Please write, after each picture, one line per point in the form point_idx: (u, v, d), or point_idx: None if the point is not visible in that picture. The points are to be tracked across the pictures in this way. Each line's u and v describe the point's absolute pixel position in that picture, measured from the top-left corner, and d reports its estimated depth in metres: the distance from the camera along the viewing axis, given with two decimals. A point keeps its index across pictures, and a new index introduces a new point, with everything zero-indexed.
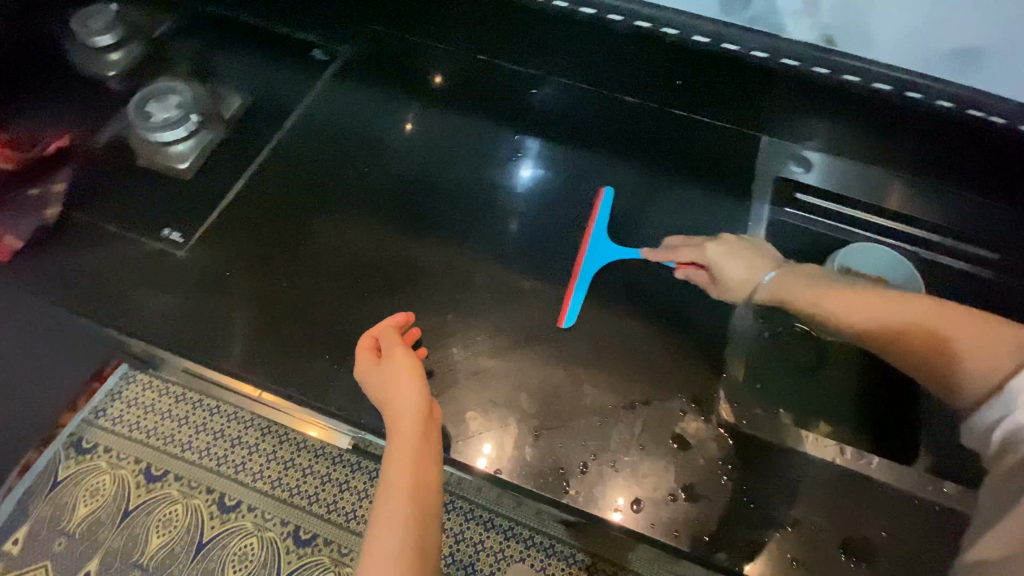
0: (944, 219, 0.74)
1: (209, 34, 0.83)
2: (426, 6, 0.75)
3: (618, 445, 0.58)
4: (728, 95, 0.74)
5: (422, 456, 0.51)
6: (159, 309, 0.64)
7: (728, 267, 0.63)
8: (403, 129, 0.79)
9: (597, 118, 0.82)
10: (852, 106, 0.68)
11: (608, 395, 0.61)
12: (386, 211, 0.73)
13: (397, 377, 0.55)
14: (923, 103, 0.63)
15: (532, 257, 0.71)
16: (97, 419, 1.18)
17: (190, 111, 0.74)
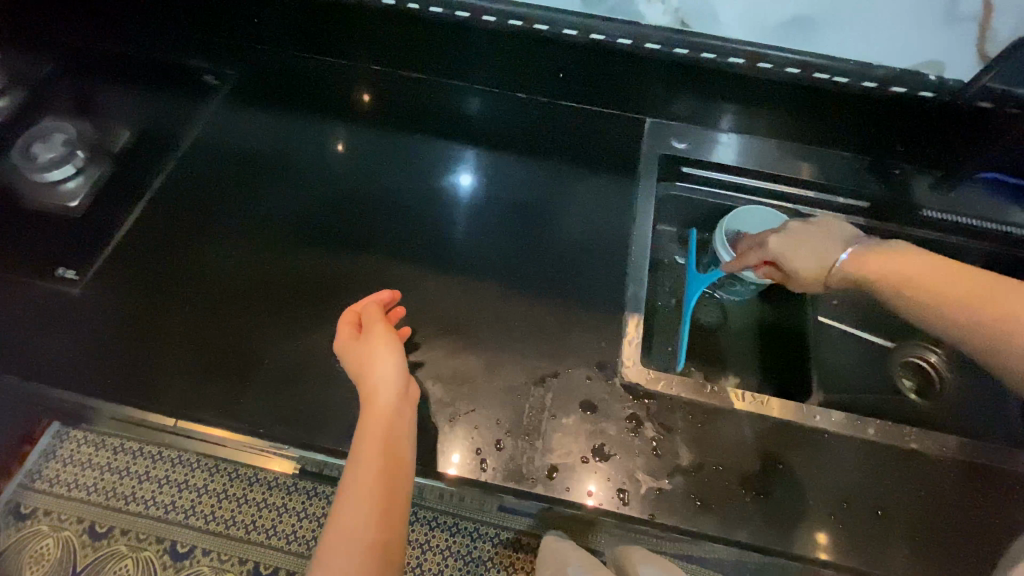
0: (818, 174, 0.80)
1: (95, 69, 0.82)
2: (322, 27, 0.77)
3: (531, 418, 0.59)
4: (608, 81, 0.78)
5: (396, 425, 0.54)
6: (60, 350, 0.62)
7: (798, 259, 0.64)
8: (334, 147, 0.79)
9: (510, 116, 0.84)
10: (718, 80, 0.73)
11: (519, 372, 0.62)
12: (286, 222, 0.73)
13: (378, 350, 0.57)
14: (775, 72, 0.69)
15: (437, 250, 0.72)
16: (33, 482, 1.17)
17: (77, 147, 0.73)
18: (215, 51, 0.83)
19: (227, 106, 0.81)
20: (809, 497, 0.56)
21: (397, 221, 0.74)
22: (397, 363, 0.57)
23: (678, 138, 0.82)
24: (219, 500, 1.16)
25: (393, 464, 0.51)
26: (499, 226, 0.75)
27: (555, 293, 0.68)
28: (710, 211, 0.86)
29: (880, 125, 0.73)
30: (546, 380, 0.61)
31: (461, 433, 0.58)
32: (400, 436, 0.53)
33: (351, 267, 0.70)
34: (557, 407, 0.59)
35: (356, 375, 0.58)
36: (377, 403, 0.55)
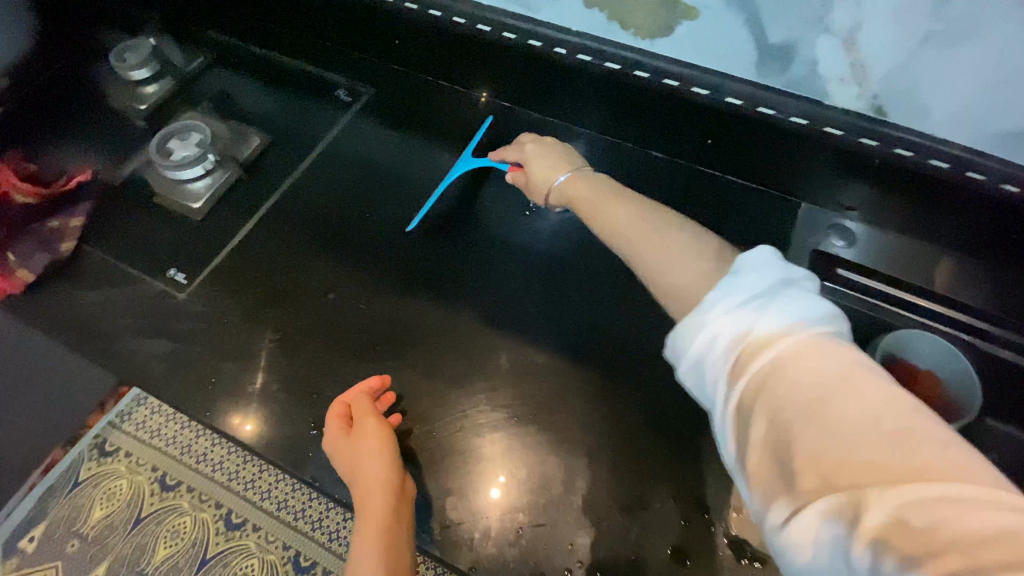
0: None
1: (239, 67, 0.83)
2: (459, 55, 0.73)
3: (606, 552, 0.53)
4: (764, 157, 0.68)
5: (390, 545, 0.51)
6: (157, 355, 0.64)
7: (539, 167, 0.62)
8: (441, 173, 0.75)
9: (637, 173, 0.76)
10: (905, 181, 0.61)
11: (603, 493, 0.56)
12: (388, 257, 0.70)
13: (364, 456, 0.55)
14: (986, 185, 0.55)
15: (537, 317, 0.65)
16: (121, 422, 1.26)
17: (208, 148, 0.73)
18: (347, 62, 0.82)
19: (350, 121, 0.79)
20: None
21: (497, 270, 0.68)
22: (384, 470, 0.54)
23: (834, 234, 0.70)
24: (277, 481, 1.19)
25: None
26: (610, 298, 0.65)
27: (657, 398, 0.59)
28: None
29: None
30: (634, 510, 0.55)
31: (532, 553, 0.54)
32: (399, 558, 0.51)
33: (441, 319, 0.65)
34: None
35: (347, 480, 0.55)
36: (367, 521, 0.52)
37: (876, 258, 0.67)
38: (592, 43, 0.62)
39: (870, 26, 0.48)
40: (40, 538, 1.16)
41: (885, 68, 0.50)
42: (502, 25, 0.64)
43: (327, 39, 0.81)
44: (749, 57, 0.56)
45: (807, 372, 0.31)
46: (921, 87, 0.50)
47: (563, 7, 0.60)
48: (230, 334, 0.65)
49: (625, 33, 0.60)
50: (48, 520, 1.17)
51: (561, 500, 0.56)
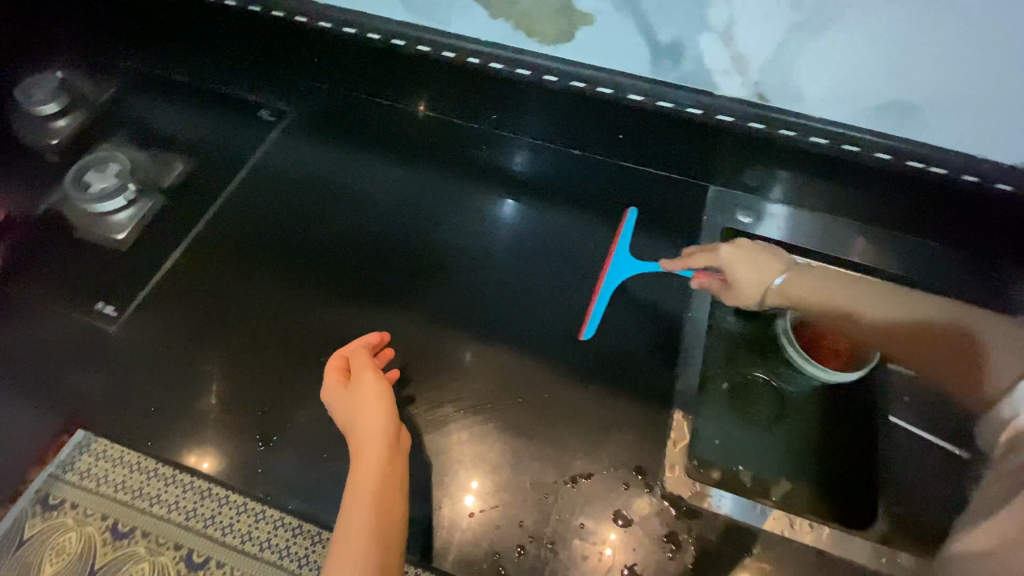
0: (910, 271, 0.70)
1: (157, 94, 0.83)
2: (378, 72, 0.75)
3: (557, 523, 0.54)
4: (677, 146, 0.73)
5: (386, 483, 0.50)
6: (90, 388, 0.63)
7: (742, 275, 0.64)
8: (379, 189, 0.77)
9: (580, 175, 0.79)
10: (794, 156, 0.67)
11: (548, 468, 0.58)
12: (337, 274, 0.71)
13: (367, 396, 0.55)
14: (861, 155, 0.62)
15: (474, 314, 0.68)
16: None
17: (128, 179, 0.73)
18: (270, 83, 0.82)
19: (278, 142, 0.80)
20: None
21: (435, 274, 0.71)
22: (383, 415, 0.54)
23: (740, 211, 0.75)
24: None
25: (383, 530, 0.47)
26: (548, 289, 0.70)
27: (596, 379, 0.63)
28: None
29: (976, 223, 0.65)
30: (577, 480, 0.57)
31: (483, 533, 0.54)
32: (390, 496, 0.50)
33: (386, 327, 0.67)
34: (588, 514, 0.55)
35: (344, 430, 0.55)
36: (366, 461, 0.52)
37: (797, 234, 0.74)
38: (501, 52, 0.65)
39: (742, 19, 0.53)
40: None
41: (761, 58, 0.57)
42: (414, 39, 0.67)
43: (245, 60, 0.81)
44: (643, 57, 0.61)
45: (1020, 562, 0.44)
46: (795, 72, 0.57)
47: (471, 19, 0.63)
48: (167, 362, 0.64)
49: (532, 41, 0.64)
50: None
51: (510, 481, 0.57)
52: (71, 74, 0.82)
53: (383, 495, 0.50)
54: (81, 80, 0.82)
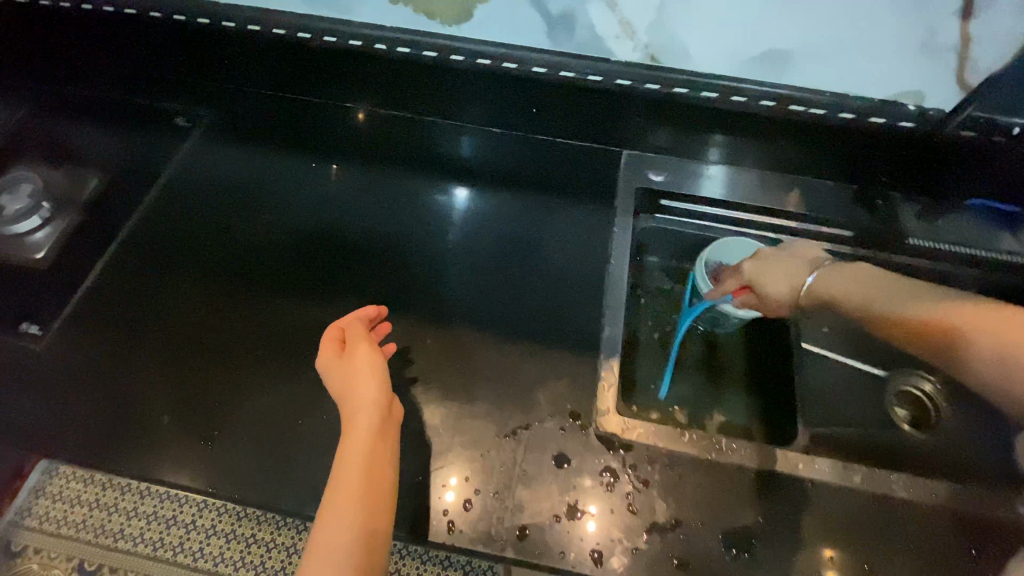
0: (810, 208, 0.77)
1: (66, 112, 0.81)
2: (292, 69, 0.76)
3: (501, 474, 0.57)
4: (589, 117, 0.76)
5: (376, 452, 0.54)
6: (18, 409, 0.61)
7: (767, 287, 0.66)
8: (331, 190, 0.78)
9: (517, 161, 0.82)
10: (691, 112, 0.71)
11: (489, 425, 0.60)
12: (281, 275, 0.71)
13: (366, 369, 0.58)
14: (749, 105, 0.67)
15: (409, 292, 0.71)
16: (22, 519, 1.15)
17: (43, 198, 0.72)
18: (185, 91, 0.82)
19: (199, 149, 0.80)
20: (787, 550, 0.54)
21: (369, 259, 0.73)
22: (377, 388, 0.57)
23: (653, 169, 0.80)
24: (207, 536, 1.12)
25: (373, 495, 0.51)
26: (490, 258, 0.74)
27: (529, 340, 0.67)
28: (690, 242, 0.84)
29: (860, 151, 0.71)
30: (517, 433, 0.59)
31: (430, 493, 0.56)
32: (381, 463, 0.53)
33: (323, 317, 0.68)
34: (529, 462, 0.58)
35: (337, 396, 0.58)
36: (357, 431, 0.55)
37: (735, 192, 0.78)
38: (406, 36, 0.67)
39: None
40: None
41: (645, 21, 0.61)
42: (319, 30, 0.68)
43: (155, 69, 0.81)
44: (540, 30, 0.65)
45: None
46: (678, 29, 0.61)
47: (373, 6, 0.65)
48: (100, 372, 0.63)
49: (434, 23, 0.66)
50: None
51: (454, 443, 0.59)
52: None
53: (375, 463, 0.53)
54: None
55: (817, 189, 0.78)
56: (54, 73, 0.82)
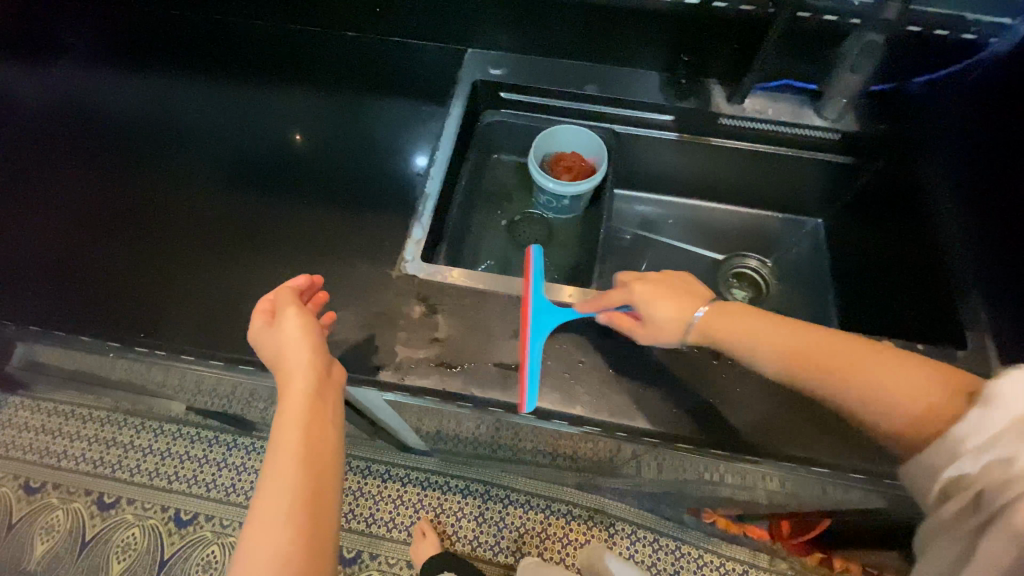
0: (778, 120, 0.77)
1: (46, 58, 0.86)
2: (267, 9, 0.84)
3: (477, 347, 0.60)
4: (549, 33, 0.78)
5: (316, 418, 0.52)
6: (7, 313, 0.64)
7: (658, 308, 0.57)
8: (280, 132, 0.79)
9: (515, 77, 0.80)
10: (644, 21, 0.73)
11: (460, 307, 0.62)
12: (277, 184, 0.74)
13: (733, 327, 0.55)
14: (704, 7, 0.69)
15: (376, 198, 0.72)
16: (42, 458, 1.34)
17: (35, 137, 0.79)
18: (164, 31, 0.87)
19: (160, 74, 0.84)
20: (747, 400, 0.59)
21: (339, 168, 0.75)
22: (309, 351, 0.54)
23: (589, 82, 0.80)
24: (221, 468, 1.33)
25: (315, 460, 0.50)
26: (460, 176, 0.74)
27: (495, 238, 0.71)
28: (657, 155, 0.86)
29: (800, 58, 0.73)
30: (486, 310, 0.63)
31: (423, 360, 0.59)
32: (321, 435, 0.52)
33: (276, 224, 0.70)
34: (498, 333, 0.61)
35: (270, 364, 0.56)
36: (292, 396, 0.52)
37: (749, 107, 0.78)
38: None
39: None
40: None
41: None
42: None
43: (144, 10, 0.89)
44: None
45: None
46: None
47: None
48: (50, 288, 0.65)
49: None
50: (207, 520, 1.28)
51: (430, 321, 0.62)
52: None
53: (314, 429, 0.52)
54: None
55: (788, 97, 0.78)
56: (62, 19, 0.89)
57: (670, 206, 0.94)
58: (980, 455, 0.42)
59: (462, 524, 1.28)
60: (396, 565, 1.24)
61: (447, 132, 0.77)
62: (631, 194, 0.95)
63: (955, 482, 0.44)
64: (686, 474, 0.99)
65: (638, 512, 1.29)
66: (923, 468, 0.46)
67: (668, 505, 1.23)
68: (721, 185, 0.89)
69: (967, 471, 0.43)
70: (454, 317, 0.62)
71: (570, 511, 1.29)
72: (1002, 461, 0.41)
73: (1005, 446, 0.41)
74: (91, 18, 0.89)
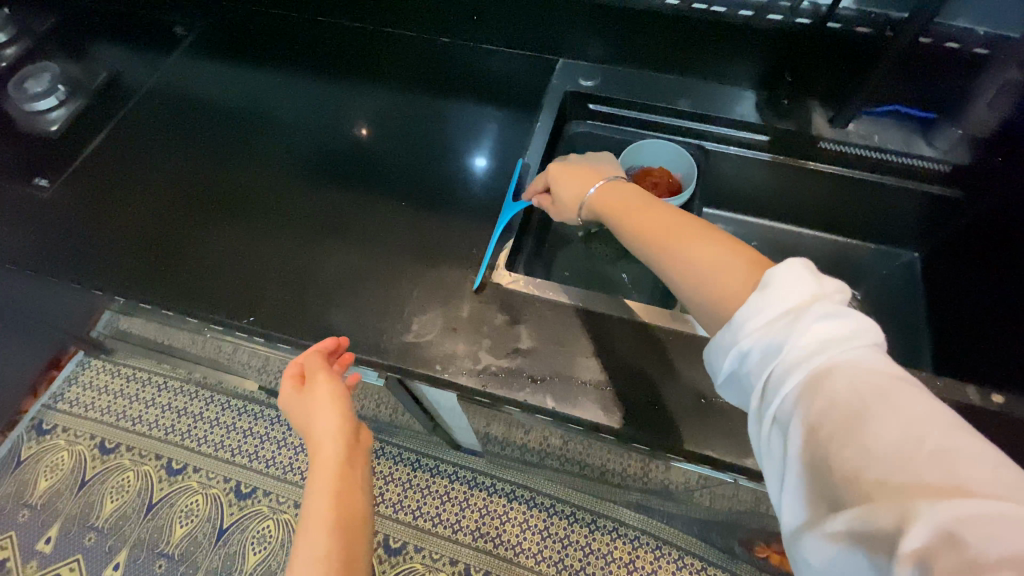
0: (884, 146, 0.73)
1: (160, 53, 0.92)
2: (366, 14, 0.87)
3: (557, 360, 0.60)
4: (644, 46, 0.77)
5: (343, 484, 0.51)
6: (117, 289, 0.68)
7: (562, 184, 0.61)
8: (365, 130, 0.81)
9: (605, 87, 0.80)
10: (745, 39, 0.71)
11: (540, 318, 0.63)
12: (367, 182, 0.76)
13: (621, 204, 0.54)
14: (815, 28, 0.67)
15: (461, 203, 0.73)
16: (118, 421, 1.44)
17: (147, 126, 0.84)
18: (266, 31, 0.92)
19: (261, 72, 0.88)
20: None
21: (425, 170, 0.77)
22: (337, 416, 0.54)
23: (681, 96, 0.78)
24: (279, 446, 1.39)
25: (345, 529, 0.48)
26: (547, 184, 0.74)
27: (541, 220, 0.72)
28: (745, 174, 0.83)
29: (913, 82, 0.69)
30: (566, 323, 0.62)
31: (506, 369, 0.60)
32: (352, 502, 0.50)
33: (369, 221, 0.72)
34: (578, 348, 0.61)
35: (301, 434, 0.56)
36: (322, 463, 0.52)
37: (853, 132, 0.74)
38: None
39: None
40: (126, 561, 1.28)
41: None
42: None
43: (250, 11, 0.93)
44: None
45: (845, 384, 0.34)
46: None
47: None
48: (156, 269, 0.70)
49: None
50: (264, 496, 1.33)
51: (511, 330, 0.62)
52: (95, 43, 0.93)
53: (345, 496, 0.50)
54: (115, 50, 0.93)
55: (894, 123, 0.74)
56: (176, 15, 0.95)
57: (755, 227, 0.91)
58: (762, 338, 0.38)
59: (507, 528, 1.28)
60: (441, 562, 1.25)
61: (534, 139, 0.78)
62: (724, 213, 0.92)
63: (747, 374, 0.40)
64: (746, 508, 0.95)
65: (685, 536, 1.25)
66: (715, 353, 0.42)
67: (718, 536, 1.19)
68: (810, 210, 0.85)
69: (746, 353, 0.39)
70: (535, 327, 0.62)
71: (621, 530, 1.27)
72: (770, 349, 0.38)
73: (775, 332, 0.37)
74: (202, 15, 0.95)
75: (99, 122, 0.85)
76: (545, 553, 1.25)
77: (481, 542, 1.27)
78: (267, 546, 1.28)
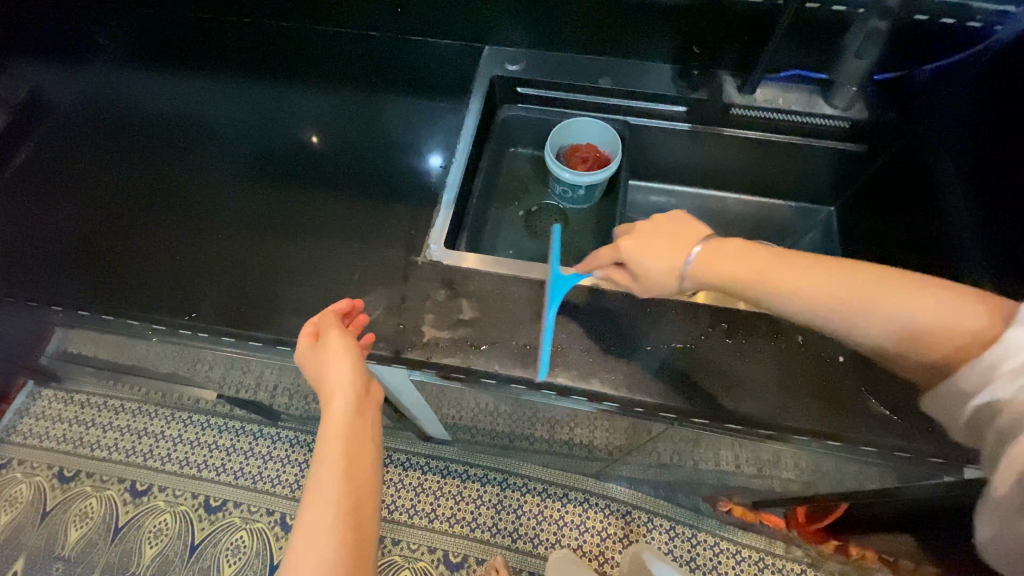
0: (790, 108, 0.79)
1: (81, 65, 0.91)
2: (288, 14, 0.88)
3: (499, 328, 0.63)
4: (561, 29, 0.81)
5: (355, 433, 0.55)
6: (56, 298, 0.68)
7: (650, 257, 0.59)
8: (297, 127, 0.82)
9: (530, 70, 0.83)
10: (653, 17, 0.76)
11: (480, 291, 0.66)
12: (304, 176, 0.78)
13: (734, 264, 0.56)
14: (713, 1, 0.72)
15: (398, 188, 0.76)
16: (74, 448, 1.40)
17: (74, 138, 0.83)
18: (189, 36, 0.91)
19: (185, 78, 0.88)
20: (757, 376, 0.61)
21: (360, 160, 0.79)
22: (351, 372, 0.57)
23: (602, 74, 0.83)
24: (247, 457, 1.37)
25: (357, 471, 0.53)
26: None
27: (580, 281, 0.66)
28: (668, 145, 0.88)
29: (806, 48, 0.75)
30: (506, 293, 0.66)
31: (450, 340, 0.62)
32: (362, 445, 0.55)
33: (308, 213, 0.74)
34: (517, 314, 0.64)
35: (317, 385, 0.59)
36: (337, 412, 0.56)
37: (760, 97, 0.80)
38: None
39: None
40: None
41: None
42: None
43: (171, 18, 0.93)
44: None
45: None
46: None
47: None
48: (95, 277, 0.69)
49: None
50: (235, 506, 1.32)
51: (453, 304, 0.65)
52: (10, 58, 0.91)
53: (358, 443, 0.55)
54: (34, 64, 0.91)
55: (795, 87, 0.80)
56: (96, 24, 0.94)
57: (683, 195, 0.97)
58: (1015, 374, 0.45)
59: (482, 511, 1.30)
60: (418, 552, 1.27)
61: (465, 123, 0.80)
62: (652, 184, 0.97)
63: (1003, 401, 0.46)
64: (700, 461, 1.01)
65: (653, 498, 1.31)
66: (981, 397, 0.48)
67: (683, 495, 1.24)
68: (731, 175, 0.91)
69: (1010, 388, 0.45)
70: (475, 299, 0.65)
71: (592, 501, 1.31)
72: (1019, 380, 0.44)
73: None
74: (122, 24, 0.93)
75: (27, 138, 0.83)
76: (521, 531, 1.29)
77: (457, 528, 1.29)
78: (243, 556, 1.27)
